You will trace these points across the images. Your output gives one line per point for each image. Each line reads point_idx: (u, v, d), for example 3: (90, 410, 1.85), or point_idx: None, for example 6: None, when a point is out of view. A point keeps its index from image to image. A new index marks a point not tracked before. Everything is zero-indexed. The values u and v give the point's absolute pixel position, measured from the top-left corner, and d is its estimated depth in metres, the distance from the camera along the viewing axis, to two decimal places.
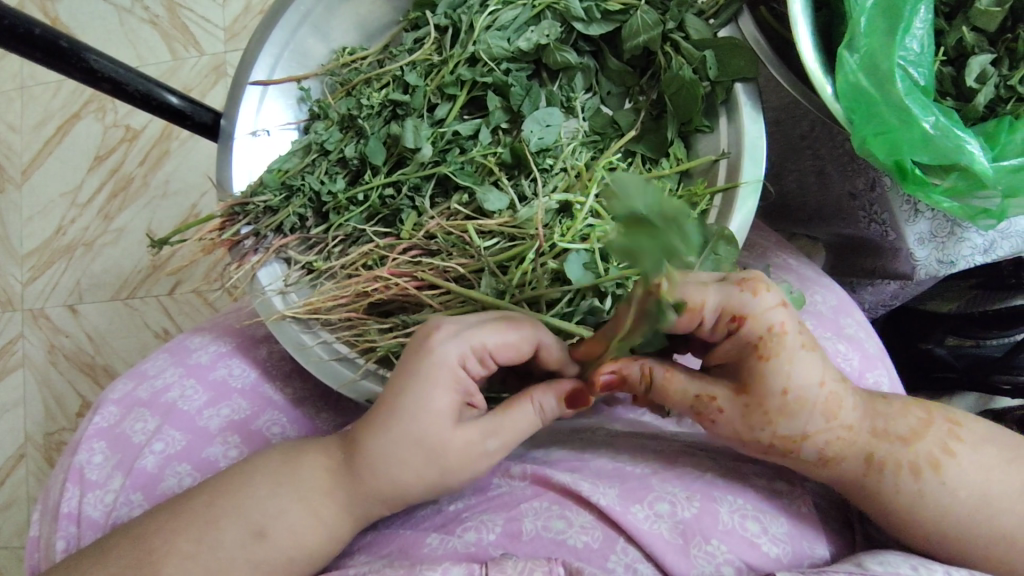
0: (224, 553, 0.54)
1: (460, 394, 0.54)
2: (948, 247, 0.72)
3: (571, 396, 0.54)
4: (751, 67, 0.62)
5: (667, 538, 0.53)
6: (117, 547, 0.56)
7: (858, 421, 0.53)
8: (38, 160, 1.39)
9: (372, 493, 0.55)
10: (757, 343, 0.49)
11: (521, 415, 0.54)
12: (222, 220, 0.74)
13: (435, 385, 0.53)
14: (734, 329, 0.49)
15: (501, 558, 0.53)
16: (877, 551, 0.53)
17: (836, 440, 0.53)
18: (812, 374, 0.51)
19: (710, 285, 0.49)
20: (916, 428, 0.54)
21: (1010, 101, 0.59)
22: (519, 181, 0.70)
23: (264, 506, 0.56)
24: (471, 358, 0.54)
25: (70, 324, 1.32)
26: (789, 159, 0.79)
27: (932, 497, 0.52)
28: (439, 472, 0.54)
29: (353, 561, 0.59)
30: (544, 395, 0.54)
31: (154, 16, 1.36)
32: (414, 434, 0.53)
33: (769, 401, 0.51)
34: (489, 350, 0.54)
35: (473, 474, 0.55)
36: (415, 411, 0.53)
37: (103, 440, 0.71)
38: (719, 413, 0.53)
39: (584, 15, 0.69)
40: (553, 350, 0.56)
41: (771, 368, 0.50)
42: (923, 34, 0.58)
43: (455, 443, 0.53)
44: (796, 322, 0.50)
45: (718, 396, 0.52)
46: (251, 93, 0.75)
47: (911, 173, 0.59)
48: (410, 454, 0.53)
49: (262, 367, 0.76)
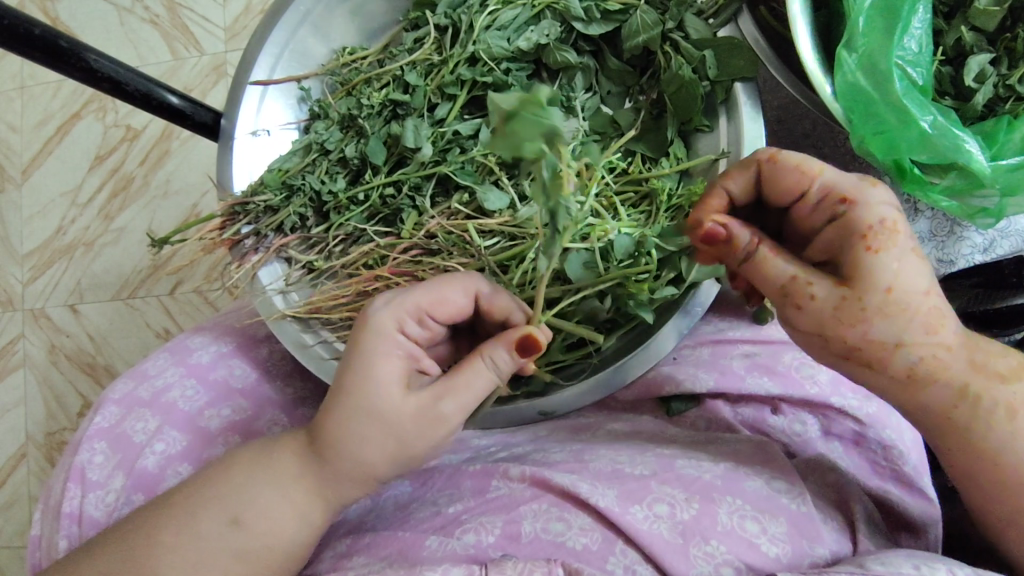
0: (204, 544, 0.55)
1: (406, 359, 0.55)
2: (947, 245, 0.74)
3: (520, 342, 0.53)
4: (751, 67, 0.63)
5: (666, 538, 0.54)
6: (109, 543, 0.57)
7: (954, 356, 0.52)
8: (39, 159, 1.39)
9: (342, 475, 0.55)
10: (874, 238, 0.50)
11: (475, 372, 0.53)
12: (222, 219, 0.74)
13: (379, 353, 0.54)
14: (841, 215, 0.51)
15: (501, 559, 0.53)
16: (879, 552, 0.53)
17: (930, 358, 0.51)
18: (917, 283, 0.50)
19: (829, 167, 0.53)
20: (1012, 367, 0.54)
21: (1009, 100, 0.59)
22: (519, 180, 0.70)
23: (241, 495, 0.56)
24: (410, 321, 0.57)
25: (70, 324, 1.33)
26: None
27: (1007, 439, 0.53)
28: (397, 443, 0.54)
29: (351, 563, 0.58)
30: (493, 348, 0.53)
31: (154, 16, 1.36)
32: (365, 407, 0.53)
33: (871, 296, 0.49)
34: (425, 310, 0.57)
35: (434, 442, 0.54)
36: (360, 384, 0.54)
37: (104, 440, 0.71)
38: (811, 300, 0.51)
39: (584, 15, 0.69)
40: (492, 300, 0.59)
41: (877, 260, 0.49)
42: (922, 34, 0.58)
43: (407, 409, 0.53)
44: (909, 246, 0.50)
45: (819, 290, 0.51)
46: (251, 93, 0.75)
47: (910, 172, 0.59)
48: (365, 428, 0.53)
49: (263, 368, 0.77)
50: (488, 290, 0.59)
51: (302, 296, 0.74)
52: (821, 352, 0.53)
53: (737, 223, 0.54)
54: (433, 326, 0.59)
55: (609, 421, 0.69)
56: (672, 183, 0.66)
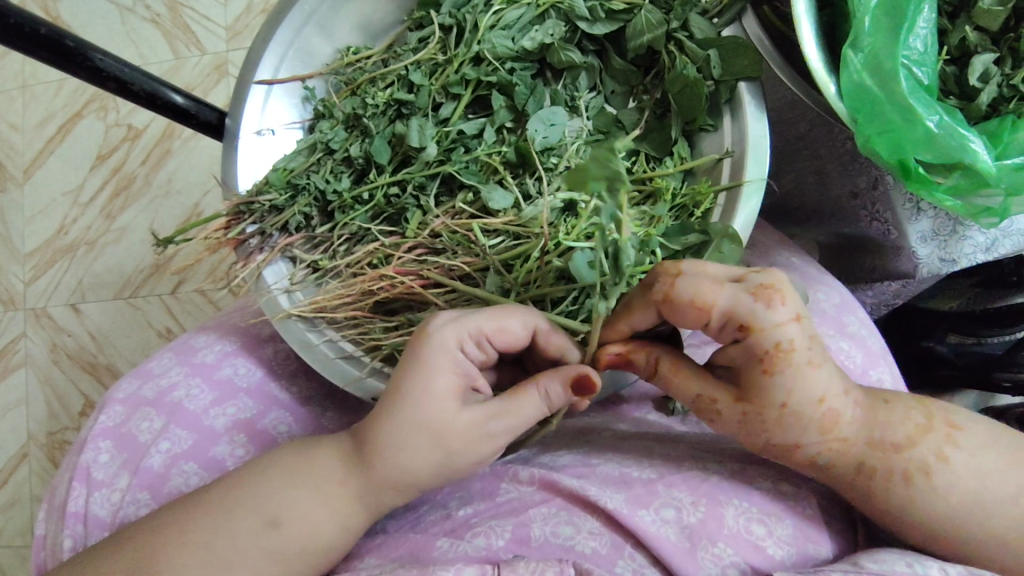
0: (239, 544, 0.55)
1: (462, 377, 0.55)
2: (950, 245, 0.72)
3: (576, 380, 0.53)
4: (754, 66, 0.62)
5: (674, 541, 0.54)
6: (137, 537, 0.57)
7: (855, 431, 0.53)
8: (40, 159, 1.39)
9: (384, 482, 0.55)
10: (751, 322, 0.49)
11: (530, 401, 0.54)
12: (226, 219, 0.74)
13: (436, 368, 0.54)
14: (743, 338, 0.50)
15: (513, 559, 0.53)
16: (869, 551, 0.53)
17: (829, 451, 0.53)
18: (814, 389, 0.51)
19: (722, 286, 0.49)
20: (912, 435, 0.53)
21: (1013, 99, 0.59)
22: (523, 180, 0.69)
23: (275, 495, 0.56)
24: (469, 342, 0.55)
25: (72, 324, 1.33)
26: (784, 159, 0.79)
27: (923, 500, 0.52)
28: (444, 455, 0.54)
29: (362, 564, 0.59)
30: (548, 381, 0.53)
31: (156, 16, 1.36)
32: (419, 419, 0.54)
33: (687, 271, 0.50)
34: (486, 335, 0.55)
35: (478, 458, 0.55)
36: (415, 395, 0.54)
37: (109, 439, 0.71)
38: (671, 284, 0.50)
39: (588, 14, 0.69)
40: (551, 336, 0.57)
41: (775, 382, 0.50)
42: (927, 33, 0.59)
43: (458, 425, 0.53)
44: (807, 336, 0.50)
45: (719, 406, 0.53)
46: (255, 92, 0.75)
47: (914, 171, 0.59)
48: (416, 438, 0.54)
49: (268, 367, 0.76)
50: (545, 325, 0.56)
51: (306, 295, 0.74)
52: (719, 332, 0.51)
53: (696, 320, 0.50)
54: (489, 349, 0.56)
55: (617, 422, 0.70)
56: (676, 182, 0.67)
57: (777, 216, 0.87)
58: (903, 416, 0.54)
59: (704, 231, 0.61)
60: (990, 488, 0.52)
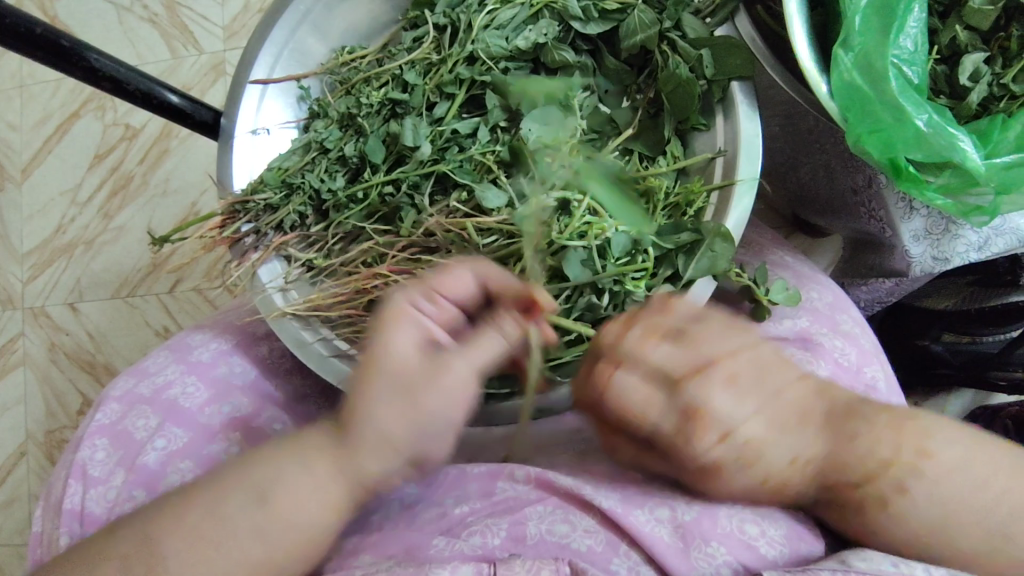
0: (229, 523, 0.54)
1: (421, 332, 0.54)
2: (943, 244, 0.72)
3: (525, 309, 0.57)
4: (747, 66, 0.62)
5: (667, 541, 0.54)
6: (129, 525, 0.56)
7: (805, 487, 0.56)
8: (38, 158, 1.40)
9: (362, 447, 0.54)
10: (679, 444, 0.52)
11: (483, 336, 0.54)
12: (222, 217, 0.75)
13: (392, 323, 0.54)
14: (676, 451, 0.53)
15: (509, 558, 0.53)
16: (859, 549, 0.54)
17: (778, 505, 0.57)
18: (754, 476, 0.54)
19: (655, 394, 0.51)
20: (874, 462, 0.53)
21: (1003, 99, 0.60)
22: (516, 178, 0.69)
23: (269, 472, 0.55)
24: (422, 296, 0.55)
25: (70, 323, 1.33)
26: (801, 152, 0.78)
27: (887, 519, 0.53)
28: (410, 404, 0.52)
29: (356, 562, 0.57)
30: (502, 319, 0.56)
31: (153, 15, 1.37)
32: (380, 370, 0.53)
33: (625, 378, 0.51)
34: (437, 288, 0.56)
35: (446, 402, 0.52)
36: (375, 350, 0.54)
37: (105, 437, 0.71)
38: (607, 386, 0.52)
39: (582, 14, 0.69)
40: (501, 280, 0.57)
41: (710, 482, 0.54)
42: (917, 33, 0.59)
43: (419, 370, 0.53)
44: (737, 446, 0.52)
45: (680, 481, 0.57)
46: (250, 93, 0.75)
47: (905, 169, 0.59)
48: (381, 389, 0.53)
49: (262, 365, 0.77)
50: (496, 275, 0.58)
51: (301, 293, 0.74)
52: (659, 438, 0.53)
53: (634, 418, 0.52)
54: (445, 305, 0.56)
55: None
56: (669, 180, 0.67)
57: (796, 207, 0.86)
58: (868, 451, 0.53)
59: (697, 229, 0.62)
60: (958, 507, 0.52)
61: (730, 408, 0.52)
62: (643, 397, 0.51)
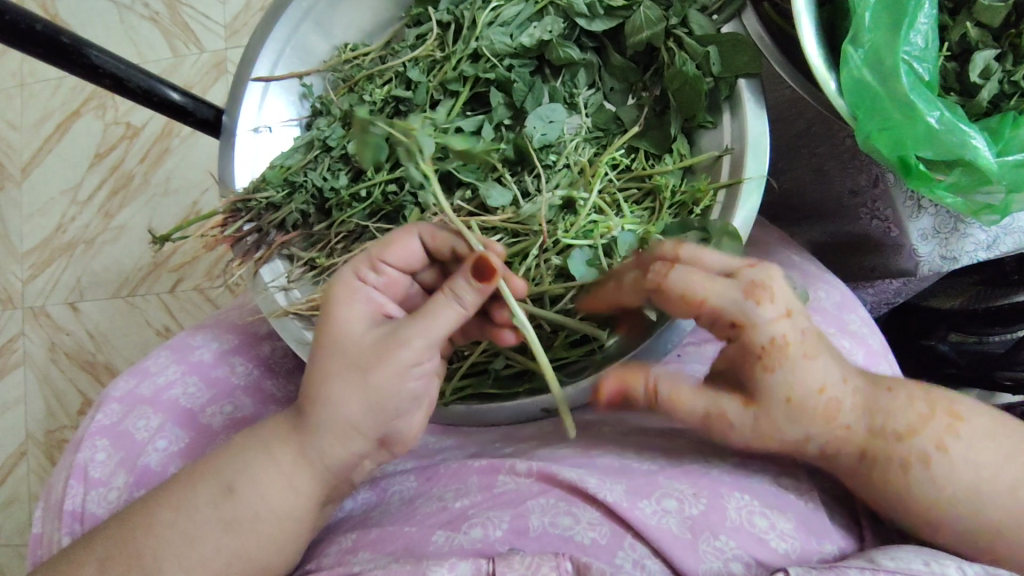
0: (200, 517, 0.55)
1: (368, 304, 0.56)
2: (951, 243, 0.71)
3: (474, 268, 0.51)
4: (754, 63, 0.62)
5: (675, 533, 0.52)
6: (112, 526, 0.56)
7: (855, 419, 0.53)
8: (39, 157, 1.39)
9: (321, 426, 0.53)
10: (744, 320, 0.51)
11: (441, 307, 0.51)
12: (223, 217, 0.73)
13: (337, 302, 0.55)
14: (738, 335, 0.51)
15: (508, 553, 0.52)
16: (888, 548, 0.52)
17: (831, 440, 0.53)
18: (813, 381, 0.51)
19: (716, 277, 0.52)
20: (913, 423, 0.52)
21: (1014, 96, 0.59)
22: (522, 177, 0.69)
23: (236, 463, 0.56)
24: (365, 267, 0.57)
25: (71, 322, 1.32)
26: (784, 158, 0.79)
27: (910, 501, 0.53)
28: (361, 377, 0.52)
29: (356, 558, 0.57)
30: (451, 281, 0.51)
31: (154, 14, 1.36)
32: (329, 347, 0.54)
33: (687, 269, 0.53)
34: (377, 256, 0.57)
35: (398, 370, 0.52)
36: (323, 328, 0.55)
37: (105, 438, 0.70)
38: (669, 274, 0.53)
39: (587, 11, 0.69)
40: (436, 235, 0.59)
41: (774, 375, 0.50)
42: (927, 29, 0.58)
43: (366, 341, 0.53)
44: (799, 332, 0.51)
45: (727, 410, 0.53)
46: (253, 88, 0.74)
47: (915, 168, 0.59)
48: (332, 366, 0.53)
49: (265, 364, 0.76)
50: (428, 229, 0.59)
51: (304, 293, 0.73)
52: (715, 330, 0.53)
53: (694, 304, 0.52)
54: (390, 272, 0.58)
55: None
56: (676, 179, 0.66)
57: (773, 214, 0.87)
58: (905, 401, 0.53)
59: (705, 228, 0.60)
60: (987, 482, 0.51)
61: (791, 294, 0.52)
62: (704, 274, 0.52)
